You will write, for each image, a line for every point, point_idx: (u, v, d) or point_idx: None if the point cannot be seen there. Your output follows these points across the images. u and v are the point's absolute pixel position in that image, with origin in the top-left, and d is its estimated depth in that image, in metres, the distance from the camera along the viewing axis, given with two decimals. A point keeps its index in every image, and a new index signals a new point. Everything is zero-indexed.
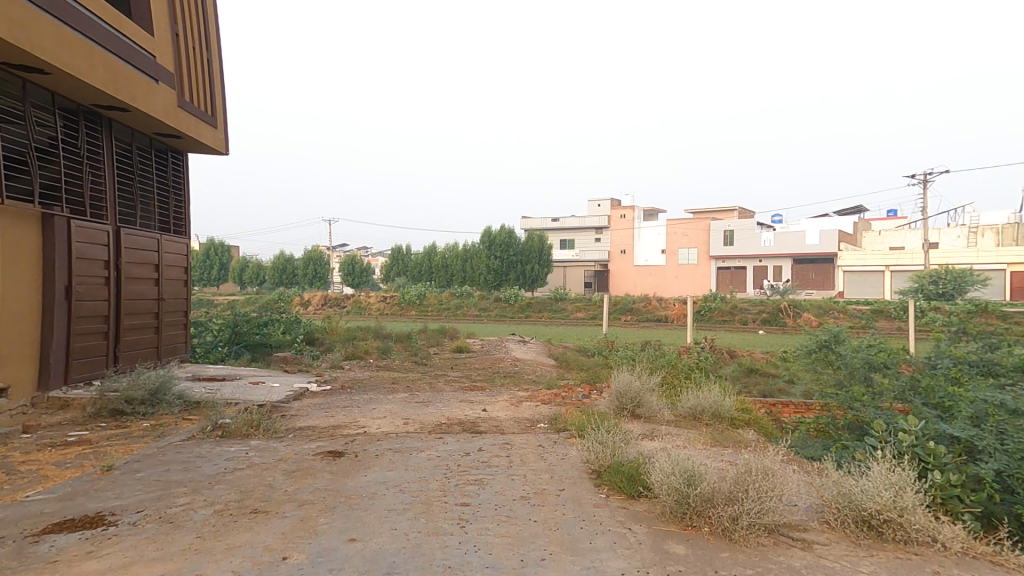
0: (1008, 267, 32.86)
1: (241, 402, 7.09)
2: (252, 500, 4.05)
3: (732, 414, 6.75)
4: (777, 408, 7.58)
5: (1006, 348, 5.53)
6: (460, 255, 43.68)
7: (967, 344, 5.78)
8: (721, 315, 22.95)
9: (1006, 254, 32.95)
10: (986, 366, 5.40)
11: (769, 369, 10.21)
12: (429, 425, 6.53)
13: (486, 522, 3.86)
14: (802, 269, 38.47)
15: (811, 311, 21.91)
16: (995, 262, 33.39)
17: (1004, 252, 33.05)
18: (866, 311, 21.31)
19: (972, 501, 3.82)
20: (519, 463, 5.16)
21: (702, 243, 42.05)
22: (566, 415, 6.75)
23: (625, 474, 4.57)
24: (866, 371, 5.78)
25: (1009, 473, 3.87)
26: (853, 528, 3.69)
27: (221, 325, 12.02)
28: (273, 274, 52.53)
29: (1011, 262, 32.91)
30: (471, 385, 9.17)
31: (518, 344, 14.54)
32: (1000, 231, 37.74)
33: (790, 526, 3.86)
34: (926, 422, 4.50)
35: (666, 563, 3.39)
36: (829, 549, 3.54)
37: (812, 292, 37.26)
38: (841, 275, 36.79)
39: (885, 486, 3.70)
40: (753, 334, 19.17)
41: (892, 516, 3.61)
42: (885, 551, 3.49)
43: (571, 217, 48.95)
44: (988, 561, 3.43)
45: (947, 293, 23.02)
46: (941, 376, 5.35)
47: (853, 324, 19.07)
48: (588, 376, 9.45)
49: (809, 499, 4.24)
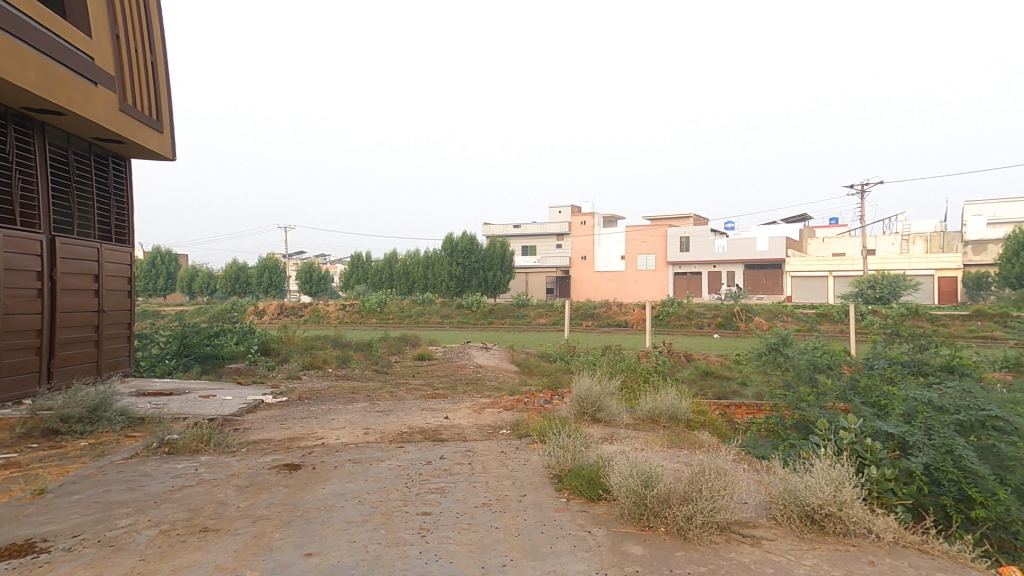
0: (936, 272, 35.21)
1: (190, 416, 6.82)
2: (202, 517, 3.90)
3: (688, 415, 6.89)
4: (730, 409, 7.81)
5: (934, 349, 5.85)
6: (423, 263, 43.31)
7: (900, 345, 6.10)
8: (678, 320, 23.59)
9: (935, 261, 35.26)
10: (916, 366, 5.73)
11: (723, 372, 10.56)
12: (390, 434, 6.45)
13: (448, 530, 3.86)
14: (753, 275, 40.04)
15: (761, 315, 22.81)
16: (925, 267, 35.61)
17: (933, 259, 35.33)
18: (812, 315, 22.30)
19: (903, 493, 4.07)
20: (481, 471, 5.16)
21: (660, 249, 42.95)
22: (528, 420, 6.77)
23: (585, 479, 4.65)
24: (811, 372, 5.97)
25: (935, 467, 4.14)
26: (797, 523, 3.87)
27: (169, 337, 11.57)
28: (225, 283, 50.58)
29: (940, 268, 35.35)
30: (433, 393, 9.11)
31: (481, 350, 14.57)
32: (928, 239, 40.44)
33: (741, 523, 4.02)
34: (864, 419, 4.74)
35: (624, 564, 3.47)
36: (776, 544, 3.71)
37: (763, 297, 38.82)
38: (788, 281, 38.58)
39: (827, 482, 3.88)
40: (708, 339, 19.76)
41: (832, 509, 3.79)
42: (825, 544, 3.67)
43: (532, 224, 49.51)
44: (915, 550, 3.65)
45: (884, 297, 24.32)
46: (878, 376, 5.62)
47: (800, 327, 19.97)
48: (549, 382, 9.55)
49: (757, 496, 4.41)
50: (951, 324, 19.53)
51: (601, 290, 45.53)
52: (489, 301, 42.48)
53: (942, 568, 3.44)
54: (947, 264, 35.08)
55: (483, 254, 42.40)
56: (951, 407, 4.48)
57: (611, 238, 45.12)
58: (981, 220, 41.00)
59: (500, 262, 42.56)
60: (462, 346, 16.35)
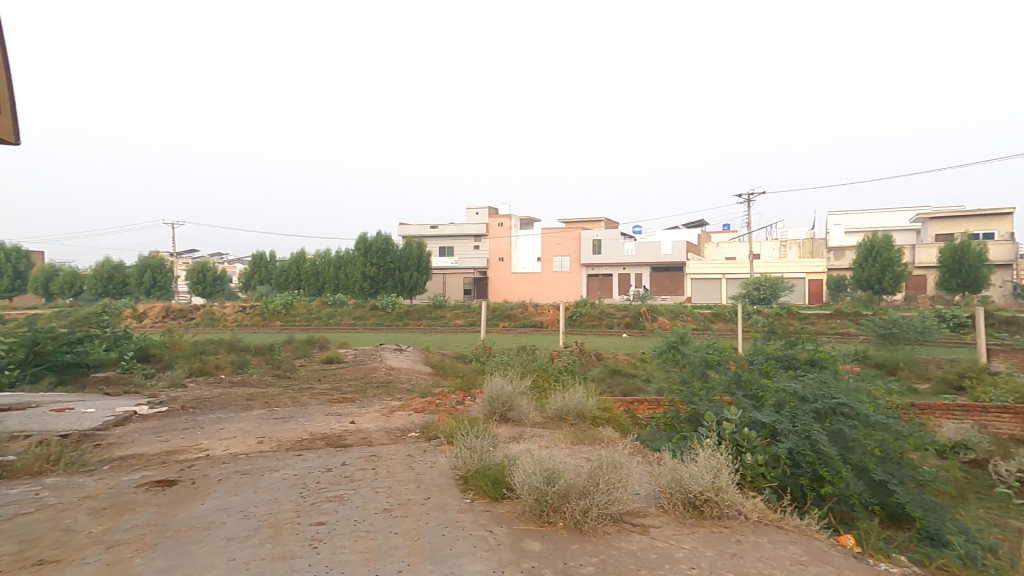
0: (807, 275, 39.01)
1: (34, 434, 6.12)
2: (41, 549, 3.50)
3: (594, 413, 7.14)
4: (634, 405, 8.20)
5: (802, 344, 6.49)
6: (332, 263, 41.60)
7: (775, 342, 6.70)
8: (590, 320, 24.47)
9: (807, 265, 39.05)
10: (787, 360, 6.32)
11: (630, 369, 11.07)
12: (287, 442, 6.14)
13: (342, 539, 3.73)
14: (659, 276, 42.43)
15: (665, 315, 24.23)
16: (799, 270, 39.36)
17: (806, 263, 39.10)
18: (708, 315, 23.99)
19: (772, 477, 4.49)
20: (386, 475, 5.05)
21: (574, 252, 44.34)
22: (438, 422, 6.72)
23: (490, 478, 4.68)
24: (703, 368, 6.40)
25: (798, 451, 4.59)
26: (681, 510, 4.13)
27: (13, 344, 10.30)
28: (97, 284, 45.75)
29: (811, 271, 39.18)
30: (340, 397, 8.79)
31: (395, 352, 14.28)
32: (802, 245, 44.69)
33: (632, 513, 4.23)
34: (744, 411, 5.15)
35: (521, 560, 3.53)
36: (661, 530, 3.94)
37: (667, 298, 41.23)
38: (688, 282, 41.19)
39: (707, 470, 4.17)
40: (618, 338, 20.63)
41: (711, 495, 4.09)
42: (703, 527, 3.96)
43: (450, 225, 49.35)
44: (777, 526, 4.03)
45: (767, 297, 26.62)
46: (757, 370, 6.14)
47: (696, 326, 21.43)
48: (463, 383, 9.53)
49: (649, 486, 4.66)
50: (819, 322, 21.82)
51: (518, 291, 45.69)
52: (406, 302, 41.73)
53: (793, 541, 3.81)
54: (813, 267, 39.02)
55: (399, 255, 41.74)
56: (811, 396, 4.99)
57: (527, 238, 45.52)
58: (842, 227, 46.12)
59: (416, 263, 41.99)
60: (373, 348, 15.92)
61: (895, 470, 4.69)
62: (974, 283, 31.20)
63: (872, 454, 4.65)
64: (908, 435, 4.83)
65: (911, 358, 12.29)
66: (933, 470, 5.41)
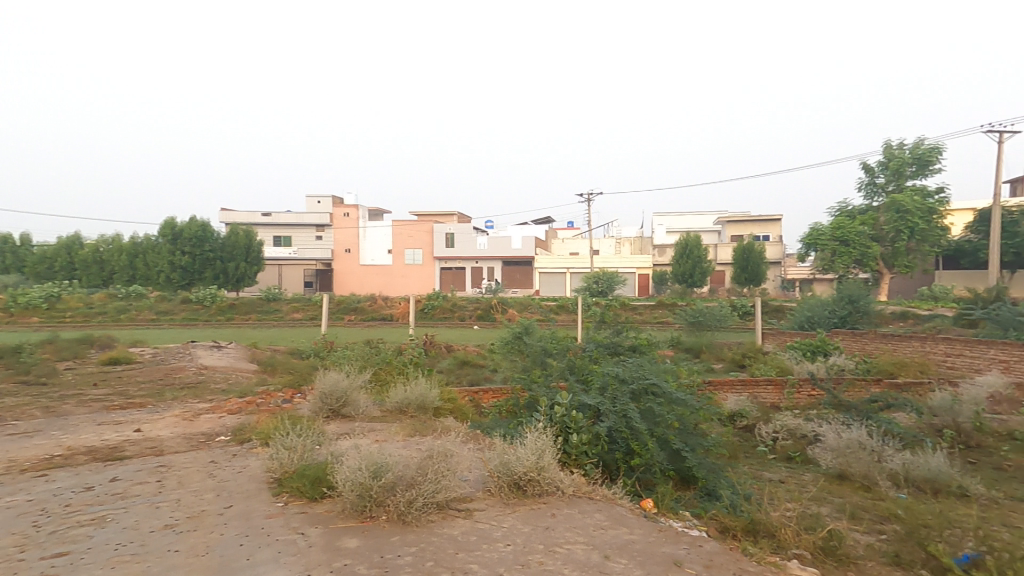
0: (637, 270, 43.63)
1: None
2: None
3: (437, 403, 6.99)
4: (478, 395, 8.23)
5: (626, 332, 7.01)
6: (127, 250, 36.34)
7: (604, 331, 7.17)
8: (442, 313, 24.58)
9: (636, 260, 43.61)
10: (613, 346, 6.76)
11: (478, 360, 11.17)
12: (30, 463, 5.02)
13: (95, 569, 3.05)
14: (510, 271, 43.89)
15: (515, 307, 25.29)
16: (629, 265, 43.92)
17: (635, 258, 43.67)
18: (553, 307, 25.53)
19: (592, 454, 4.74)
20: (174, 487, 4.32)
21: (427, 245, 44.39)
22: (256, 422, 6.02)
23: (309, 477, 4.22)
24: (543, 357, 6.58)
25: (617, 429, 4.90)
26: (506, 491, 4.12)
27: None
28: None
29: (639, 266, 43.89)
30: (124, 403, 7.54)
31: (211, 350, 12.71)
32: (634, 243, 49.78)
33: (460, 498, 4.11)
34: (574, 394, 5.36)
35: (332, 560, 3.19)
36: (486, 513, 3.88)
37: (518, 292, 43.03)
38: (536, 275, 43.67)
39: (533, 451, 4.22)
40: (469, 330, 20.97)
41: (535, 474, 4.14)
42: (524, 506, 3.99)
43: (285, 214, 46.14)
44: (590, 498, 4.22)
45: (604, 291, 29.12)
46: (587, 356, 6.46)
47: (542, 318, 22.61)
48: (291, 379, 8.75)
49: (478, 472, 4.60)
50: (644, 313, 24.53)
51: (367, 283, 44.72)
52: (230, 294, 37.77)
53: (600, 509, 4.03)
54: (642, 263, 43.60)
55: (220, 242, 37.54)
56: (628, 377, 5.37)
57: (377, 231, 44.66)
58: (665, 228, 52.71)
59: (243, 252, 37.86)
60: (179, 345, 13.92)
61: (689, 438, 5.17)
62: (756, 276, 38.40)
63: (672, 426, 5.08)
64: (700, 407, 5.39)
65: (712, 342, 14.37)
66: (721, 437, 6.23)
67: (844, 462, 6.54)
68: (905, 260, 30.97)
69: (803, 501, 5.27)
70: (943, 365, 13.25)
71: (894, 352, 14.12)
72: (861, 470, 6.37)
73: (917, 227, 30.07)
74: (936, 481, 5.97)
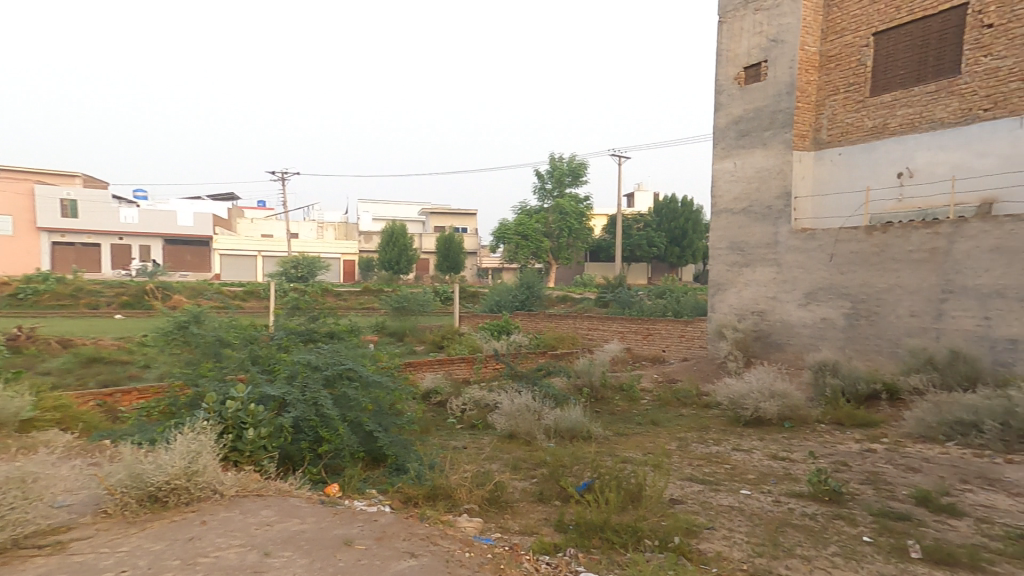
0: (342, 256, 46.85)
1: None
2: None
3: (23, 418, 6.40)
4: (114, 398, 7.98)
5: (323, 318, 6.82)
6: None
7: (298, 317, 6.80)
8: (56, 299, 22.05)
9: (342, 246, 46.68)
10: (308, 333, 6.53)
11: (118, 356, 11.17)
12: None
13: None
14: (179, 252, 41.32)
15: (184, 292, 24.53)
16: (334, 251, 46.40)
17: (342, 245, 46.66)
18: (241, 292, 26.45)
19: (271, 446, 4.99)
20: None
21: (22, 210, 36.35)
22: None
23: None
24: (218, 347, 6.05)
25: (303, 418, 5.14)
26: (135, 507, 4.05)
27: None
28: None
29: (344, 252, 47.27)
30: None
31: None
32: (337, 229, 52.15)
33: (49, 529, 3.82)
34: (254, 386, 5.32)
35: None
36: (91, 540, 3.67)
37: (188, 274, 40.46)
38: (217, 258, 42.37)
39: (183, 456, 4.30)
40: (110, 321, 18.38)
41: (180, 482, 4.19)
42: (162, 519, 3.95)
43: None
44: (254, 495, 4.48)
45: (303, 276, 27.72)
46: (274, 345, 6.14)
47: (216, 304, 21.54)
48: None
49: (89, 494, 4.48)
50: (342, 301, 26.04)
51: None
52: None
53: (264, 505, 4.28)
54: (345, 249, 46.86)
55: None
56: (322, 364, 5.58)
57: None
58: (368, 215, 57.07)
59: None
60: None
61: (383, 419, 5.69)
62: (456, 263, 42.55)
63: (365, 409, 5.56)
64: (395, 389, 5.95)
65: (415, 326, 16.13)
66: (414, 413, 6.76)
67: (513, 423, 7.67)
68: (568, 252, 40.28)
69: (479, 462, 6.16)
70: (586, 335, 18.84)
71: (557, 326, 19.78)
72: (525, 428, 7.56)
73: (572, 227, 39.10)
74: (573, 430, 7.61)
